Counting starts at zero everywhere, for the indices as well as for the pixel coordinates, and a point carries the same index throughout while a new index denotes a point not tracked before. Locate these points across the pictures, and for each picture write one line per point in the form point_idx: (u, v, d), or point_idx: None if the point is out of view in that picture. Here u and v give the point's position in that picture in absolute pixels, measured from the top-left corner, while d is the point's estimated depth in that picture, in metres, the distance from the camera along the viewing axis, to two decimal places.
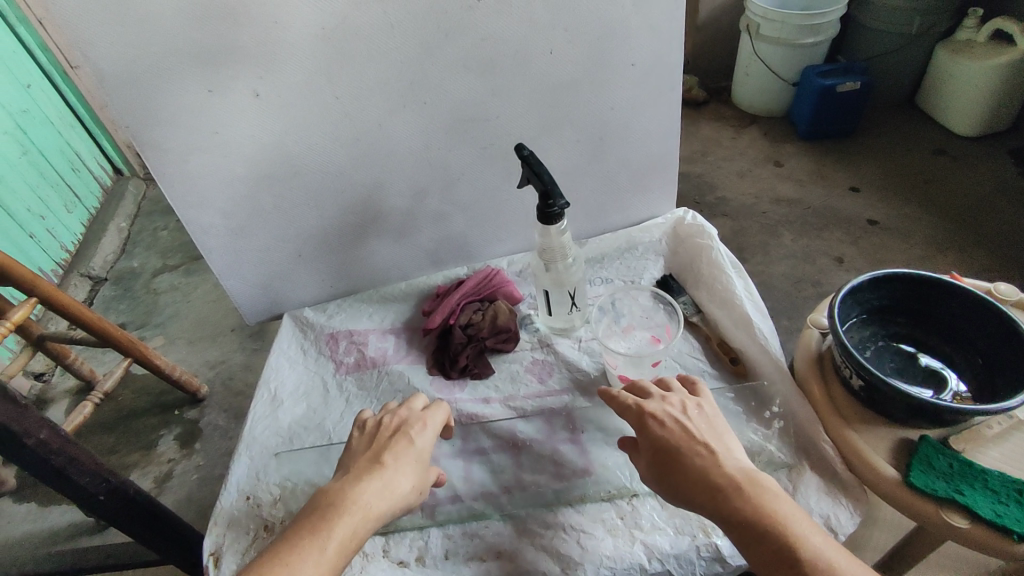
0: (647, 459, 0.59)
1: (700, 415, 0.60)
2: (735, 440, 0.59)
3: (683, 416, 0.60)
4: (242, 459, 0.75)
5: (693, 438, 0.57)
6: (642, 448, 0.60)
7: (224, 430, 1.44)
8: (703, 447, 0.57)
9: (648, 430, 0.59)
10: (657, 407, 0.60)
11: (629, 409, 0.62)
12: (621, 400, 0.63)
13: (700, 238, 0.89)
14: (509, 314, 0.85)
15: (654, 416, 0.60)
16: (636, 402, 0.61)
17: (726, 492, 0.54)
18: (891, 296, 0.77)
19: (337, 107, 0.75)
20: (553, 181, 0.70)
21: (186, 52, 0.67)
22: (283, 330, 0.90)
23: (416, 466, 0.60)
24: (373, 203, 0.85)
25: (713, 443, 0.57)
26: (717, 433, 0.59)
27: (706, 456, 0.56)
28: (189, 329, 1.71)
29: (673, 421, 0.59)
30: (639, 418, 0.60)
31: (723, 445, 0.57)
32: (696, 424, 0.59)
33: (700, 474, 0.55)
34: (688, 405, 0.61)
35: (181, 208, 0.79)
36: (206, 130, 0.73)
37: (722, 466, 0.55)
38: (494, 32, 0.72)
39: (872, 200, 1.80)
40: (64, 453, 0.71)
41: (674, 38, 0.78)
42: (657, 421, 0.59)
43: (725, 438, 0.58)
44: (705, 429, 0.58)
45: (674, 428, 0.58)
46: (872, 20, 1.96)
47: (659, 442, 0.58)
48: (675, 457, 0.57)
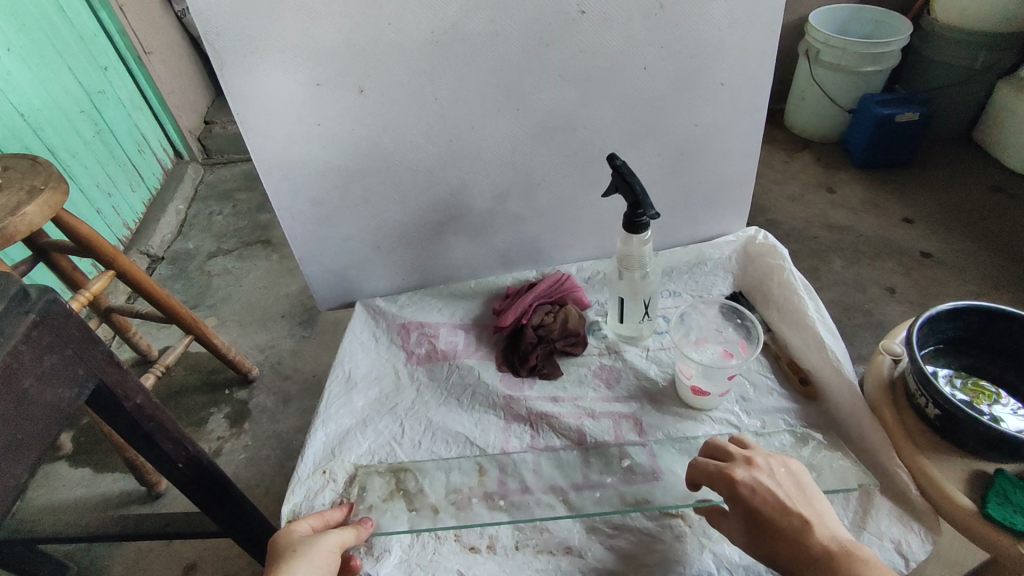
0: (743, 531, 0.59)
1: (788, 479, 0.60)
2: (827, 506, 0.59)
3: (774, 481, 0.60)
4: (317, 433, 0.78)
5: (786, 503, 0.58)
6: (735, 519, 0.60)
7: (272, 413, 1.48)
8: (796, 514, 0.57)
9: (739, 499, 0.59)
10: (742, 470, 0.61)
11: (716, 475, 0.62)
12: (707, 468, 0.63)
13: (772, 257, 0.89)
14: (579, 319, 0.87)
15: (741, 478, 0.60)
16: (723, 469, 0.61)
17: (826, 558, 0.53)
18: (969, 329, 0.77)
19: (435, 109, 0.78)
20: (643, 192, 0.72)
21: (303, 47, 0.71)
22: (356, 317, 0.93)
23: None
24: (454, 202, 0.88)
25: (804, 510, 0.57)
26: (810, 498, 0.59)
27: (799, 522, 0.56)
28: (239, 313, 1.76)
29: (764, 489, 0.59)
30: (729, 486, 0.60)
31: (815, 511, 0.57)
32: (786, 490, 0.59)
33: (795, 546, 0.55)
34: (777, 470, 0.61)
35: (277, 194, 0.83)
36: (311, 121, 0.77)
37: (815, 535, 0.55)
38: (592, 46, 0.75)
39: (927, 232, 1.78)
40: (155, 420, 0.74)
41: (765, 60, 0.80)
42: (748, 488, 0.59)
43: (817, 504, 0.58)
44: (796, 495, 0.59)
45: (766, 496, 0.58)
46: (935, 52, 1.95)
47: (753, 510, 0.58)
48: (771, 527, 0.57)
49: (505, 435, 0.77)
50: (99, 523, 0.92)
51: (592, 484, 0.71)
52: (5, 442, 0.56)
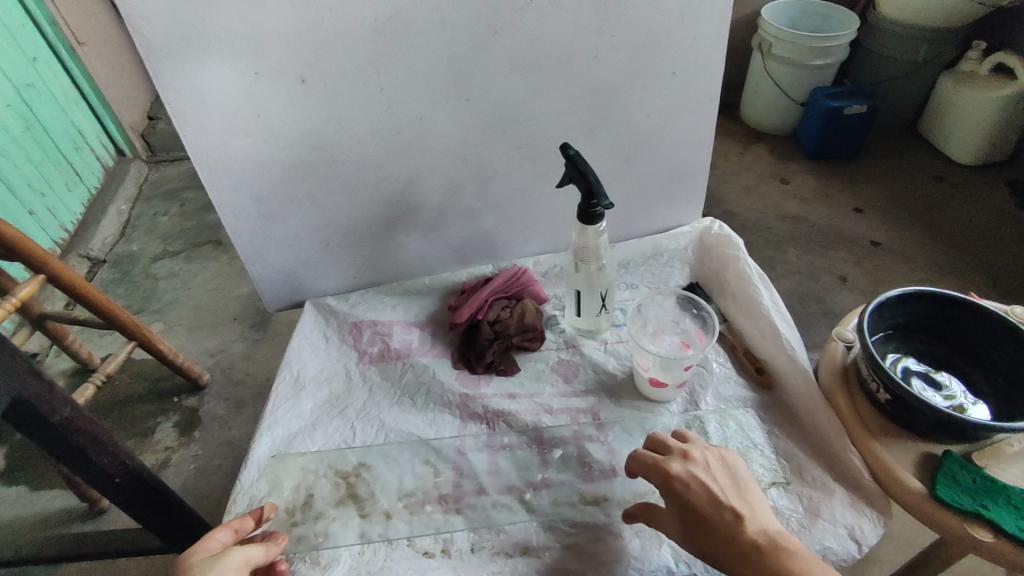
0: (675, 525, 0.58)
1: (723, 472, 0.60)
2: (761, 497, 0.59)
3: (709, 475, 0.59)
4: (262, 440, 0.73)
5: (720, 498, 0.57)
6: (668, 514, 0.59)
7: (223, 420, 1.42)
8: (729, 509, 0.56)
9: (673, 494, 0.58)
10: (678, 465, 0.60)
11: (652, 468, 0.61)
12: (643, 460, 0.62)
13: (727, 248, 0.89)
14: (536, 314, 0.85)
15: (676, 474, 0.59)
16: (660, 462, 0.60)
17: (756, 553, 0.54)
18: (917, 314, 0.78)
19: (382, 99, 0.75)
20: (598, 182, 0.70)
21: (238, 33, 0.67)
22: (305, 317, 0.89)
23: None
24: (405, 197, 0.85)
25: (737, 504, 0.57)
26: (743, 491, 0.58)
27: (732, 516, 0.56)
28: (188, 317, 1.68)
29: (699, 484, 0.58)
30: (665, 481, 0.59)
31: (748, 504, 0.57)
32: (721, 484, 0.58)
33: (726, 542, 0.55)
34: (711, 464, 0.60)
35: (215, 190, 0.78)
36: (249, 112, 0.73)
37: (748, 530, 0.55)
38: (542, 33, 0.73)
39: (876, 222, 1.83)
40: (88, 433, 0.68)
41: (716, 50, 0.79)
42: (683, 483, 0.58)
43: (751, 497, 0.58)
44: (730, 489, 0.58)
45: (700, 490, 0.58)
46: (880, 46, 2.00)
47: (687, 503, 0.57)
48: (703, 523, 0.56)
49: (461, 435, 0.75)
50: (29, 547, 0.86)
51: (550, 483, 0.70)
52: None
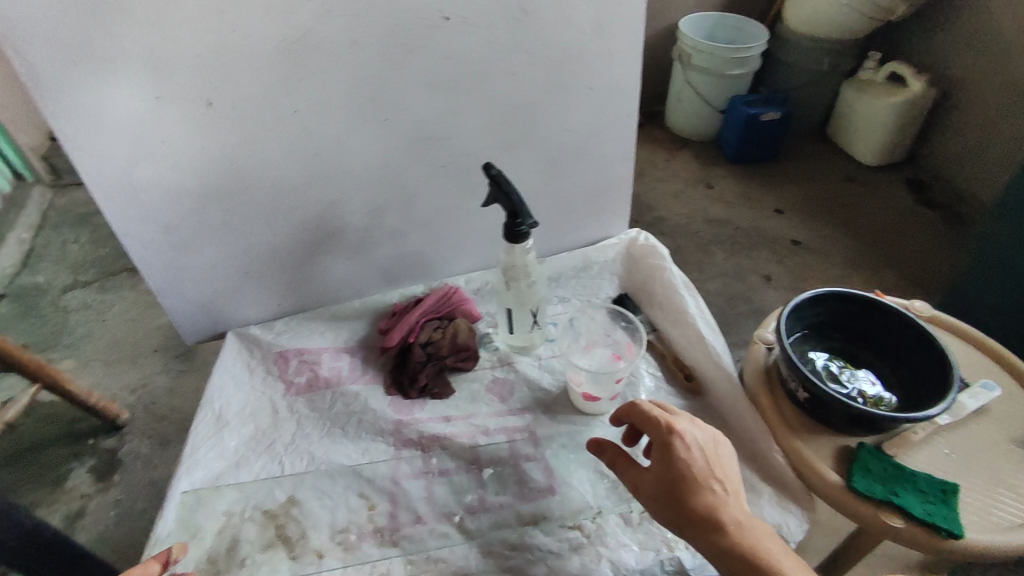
0: (653, 485, 0.58)
1: (723, 447, 0.59)
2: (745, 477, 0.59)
3: (711, 446, 0.58)
4: (180, 484, 0.69)
5: (716, 474, 0.56)
6: (650, 473, 0.58)
7: (146, 460, 1.33)
8: (720, 482, 0.56)
9: (668, 455, 0.57)
10: (686, 432, 0.59)
11: (656, 424, 0.59)
12: (650, 415, 0.60)
13: (653, 258, 0.92)
14: (469, 333, 0.84)
15: (681, 440, 0.58)
16: (669, 421, 0.59)
17: (724, 525, 0.54)
18: (829, 313, 0.82)
19: (296, 121, 0.72)
20: (522, 201, 0.70)
21: (132, 56, 0.63)
22: (226, 349, 0.85)
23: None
24: (328, 220, 0.82)
25: (729, 478, 0.57)
26: (735, 471, 0.58)
27: (718, 491, 0.56)
28: (103, 352, 1.57)
29: (700, 455, 0.57)
30: (665, 442, 0.58)
31: (737, 478, 0.57)
32: (718, 458, 0.58)
33: (701, 512, 0.55)
34: (716, 441, 0.59)
35: (118, 221, 0.73)
36: (150, 139, 0.68)
37: (730, 504, 0.55)
38: (459, 52, 0.73)
39: (794, 222, 1.93)
40: None
41: (630, 66, 0.81)
42: (685, 446, 0.58)
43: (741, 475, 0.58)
44: (726, 462, 0.58)
45: (699, 459, 0.57)
46: (790, 57, 2.12)
47: (679, 466, 0.57)
48: (687, 490, 0.56)
49: (396, 463, 0.73)
50: None
51: (488, 506, 0.69)
52: None
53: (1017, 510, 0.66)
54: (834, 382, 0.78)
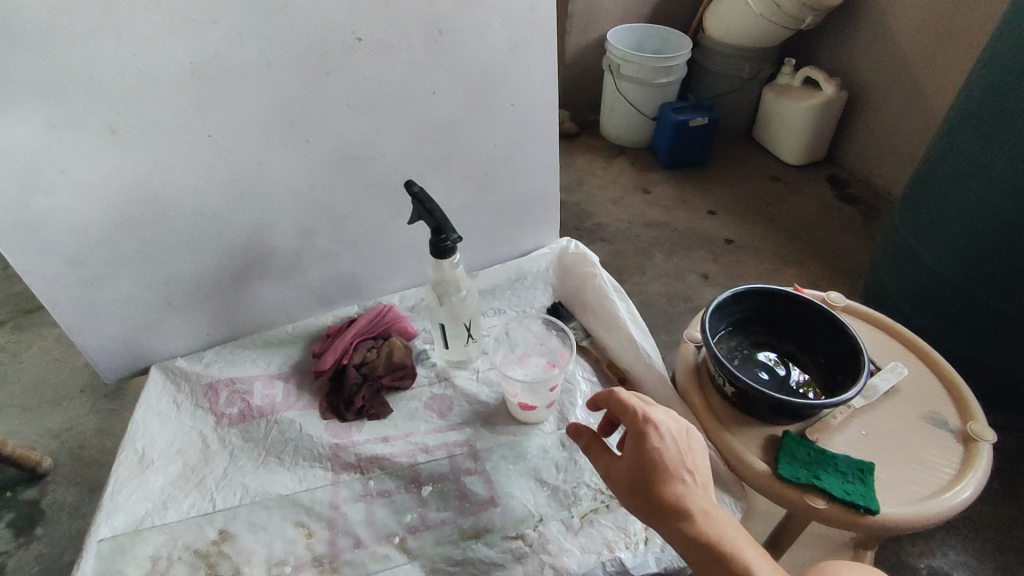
0: (624, 473, 0.56)
1: (696, 438, 0.58)
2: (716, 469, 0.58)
3: (684, 436, 0.57)
4: (101, 530, 0.66)
5: (687, 466, 0.55)
6: (621, 461, 0.57)
7: (75, 507, 1.26)
8: (691, 472, 0.55)
9: (641, 444, 0.56)
10: (662, 422, 0.57)
11: (631, 413, 0.58)
12: (624, 402, 0.58)
13: (584, 265, 0.94)
14: (405, 350, 0.84)
15: (656, 429, 0.56)
16: (643, 409, 0.57)
17: (691, 515, 0.53)
18: (751, 309, 0.85)
19: (211, 146, 0.71)
20: (445, 217, 0.71)
21: (26, 85, 0.60)
22: (150, 384, 0.81)
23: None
24: (253, 245, 0.81)
25: (700, 468, 0.55)
26: (707, 462, 0.56)
27: (689, 481, 0.54)
28: (22, 396, 1.48)
29: (673, 445, 0.56)
30: (639, 431, 0.56)
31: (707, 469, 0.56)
32: (690, 448, 0.56)
33: (671, 502, 0.54)
34: (689, 432, 0.57)
35: (21, 257, 0.70)
36: (52, 169, 0.66)
37: (698, 494, 0.54)
38: (376, 73, 0.73)
39: (726, 222, 2.01)
40: None
41: (550, 81, 0.83)
42: (657, 434, 0.56)
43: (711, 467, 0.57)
44: (697, 453, 0.56)
45: (670, 450, 0.55)
46: (713, 64, 2.22)
47: (651, 456, 0.55)
48: (658, 479, 0.54)
49: (334, 487, 0.72)
50: None
51: (430, 524, 0.69)
52: None
53: (930, 482, 0.70)
54: (761, 373, 0.82)
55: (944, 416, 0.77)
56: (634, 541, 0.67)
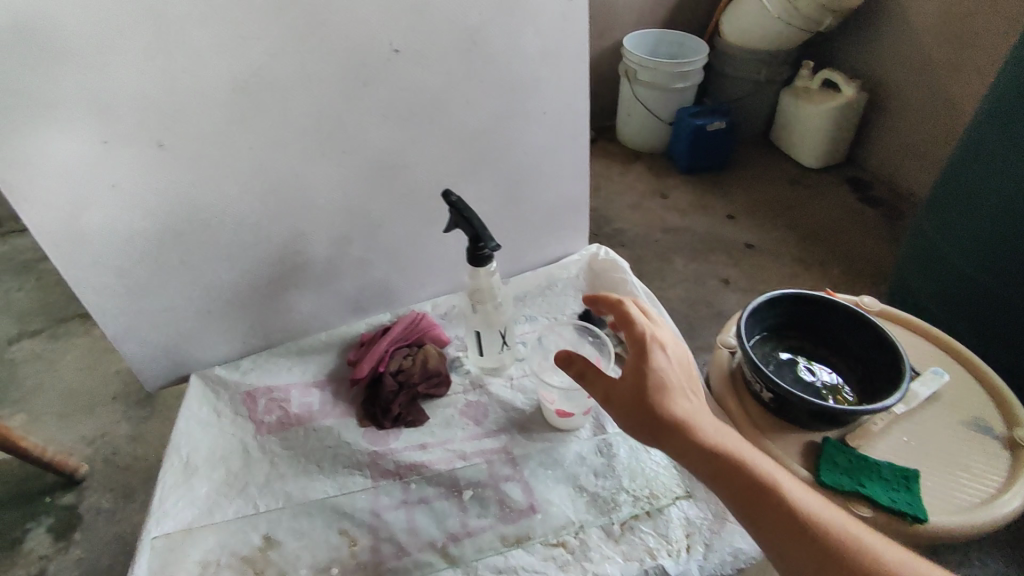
0: (627, 388, 0.58)
1: (687, 361, 0.61)
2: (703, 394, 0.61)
3: (677, 358, 0.60)
4: (150, 533, 0.67)
5: (684, 385, 0.58)
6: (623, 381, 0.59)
7: (110, 514, 1.28)
8: (688, 386, 0.58)
9: (644, 359, 0.59)
10: (661, 341, 0.60)
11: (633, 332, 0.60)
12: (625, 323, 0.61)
13: (615, 272, 0.94)
14: (440, 358, 0.85)
15: (656, 347, 0.59)
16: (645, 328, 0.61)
17: (693, 427, 0.55)
18: (785, 314, 0.85)
19: (251, 158, 0.72)
20: (483, 225, 0.72)
21: (79, 102, 0.62)
22: (190, 393, 0.82)
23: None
24: (290, 254, 0.82)
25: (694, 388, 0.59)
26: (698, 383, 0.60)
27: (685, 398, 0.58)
28: (56, 404, 1.51)
29: (673, 364, 0.59)
30: (642, 347, 0.59)
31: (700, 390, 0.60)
32: (684, 369, 0.60)
33: (674, 417, 0.56)
34: (682, 355, 0.61)
35: (69, 268, 0.71)
36: (101, 183, 0.67)
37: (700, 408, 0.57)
38: (412, 83, 0.74)
39: (746, 226, 2.00)
40: None
41: (582, 88, 0.84)
42: (658, 353, 0.59)
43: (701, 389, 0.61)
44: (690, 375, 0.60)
45: (670, 365, 0.59)
46: (730, 68, 2.21)
47: (653, 370, 0.58)
48: (658, 396, 0.57)
49: (375, 494, 0.72)
50: None
51: (470, 531, 0.69)
52: None
53: (975, 491, 0.69)
54: (797, 378, 0.81)
55: (987, 422, 0.76)
56: (675, 548, 0.67)
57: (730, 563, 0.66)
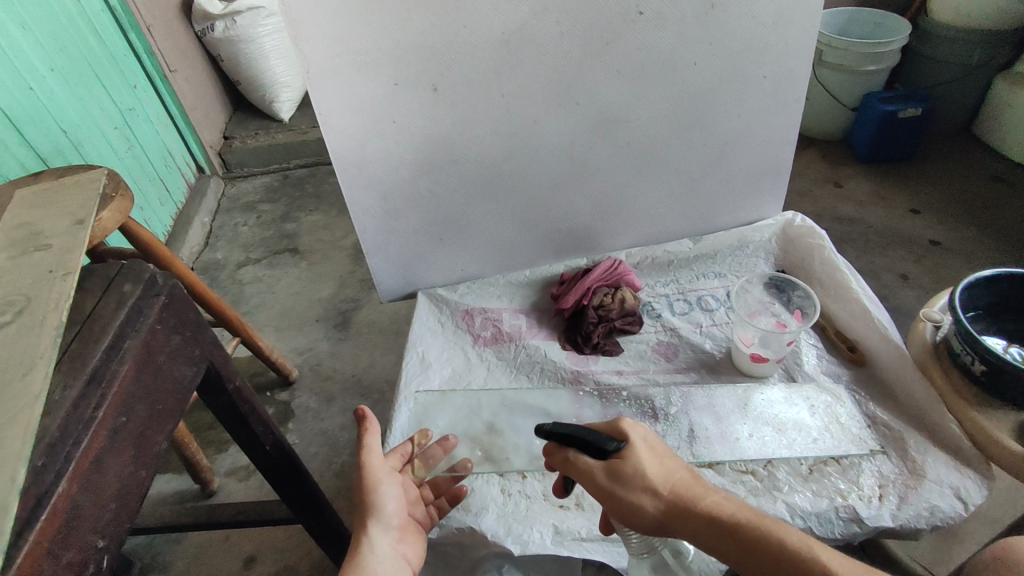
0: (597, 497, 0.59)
1: (644, 445, 0.60)
2: (669, 462, 0.59)
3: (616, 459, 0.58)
4: (402, 407, 0.83)
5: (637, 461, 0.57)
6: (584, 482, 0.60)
7: (316, 412, 1.53)
8: (631, 478, 0.57)
9: (589, 476, 0.59)
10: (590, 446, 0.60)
11: (574, 458, 0.60)
12: (568, 452, 0.61)
13: (811, 238, 0.98)
14: (635, 301, 0.94)
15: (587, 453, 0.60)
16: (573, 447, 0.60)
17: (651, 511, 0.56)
18: (1001, 294, 0.82)
19: (501, 104, 0.84)
20: (586, 437, 0.59)
21: (388, 53, 0.76)
22: (420, 305, 0.98)
23: (396, 522, 0.64)
24: (515, 193, 0.93)
25: (646, 469, 0.57)
26: (649, 454, 0.59)
27: (643, 473, 0.57)
28: (274, 319, 1.81)
29: (610, 465, 0.58)
30: (577, 463, 0.60)
31: (656, 465, 0.58)
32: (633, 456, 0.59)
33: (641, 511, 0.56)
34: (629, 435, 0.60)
35: (350, 188, 0.88)
36: (387, 119, 0.82)
37: (648, 501, 0.56)
38: (647, 43, 0.81)
39: (933, 222, 1.85)
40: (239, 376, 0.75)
41: (805, 54, 0.87)
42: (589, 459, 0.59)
43: (662, 460, 0.59)
44: (642, 455, 0.58)
45: (599, 471, 0.58)
46: (933, 50, 2.02)
47: (596, 486, 0.58)
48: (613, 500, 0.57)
49: (579, 406, 0.83)
50: (169, 518, 0.87)
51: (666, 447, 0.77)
52: (149, 413, 0.56)
53: None
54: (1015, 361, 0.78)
55: None
56: (867, 494, 0.71)
57: (927, 517, 0.68)
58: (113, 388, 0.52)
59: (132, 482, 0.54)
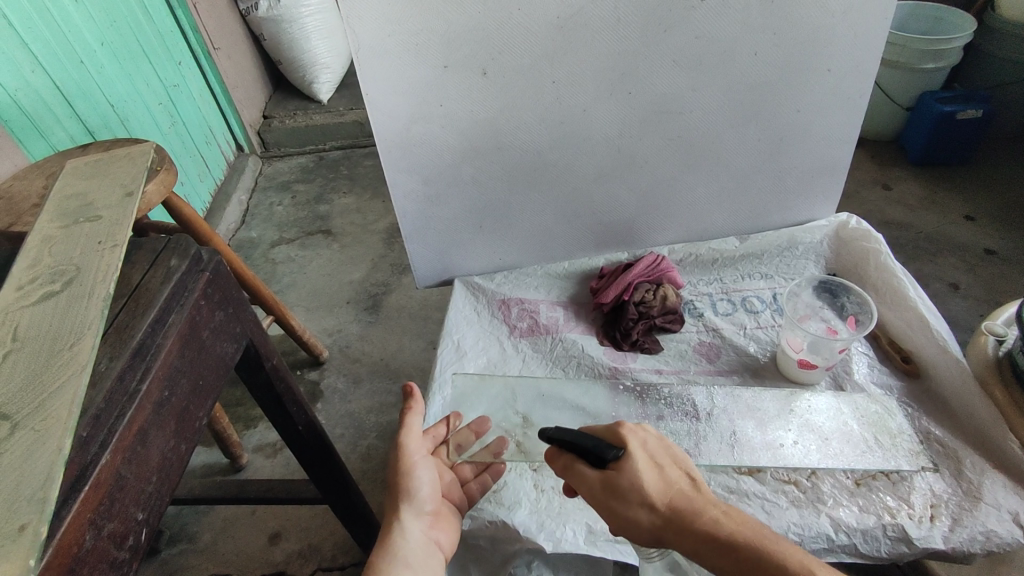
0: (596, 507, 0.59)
1: (644, 456, 0.58)
2: (668, 473, 0.58)
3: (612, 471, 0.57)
4: (438, 394, 0.82)
5: (633, 473, 0.56)
6: (581, 490, 0.59)
7: (344, 394, 1.54)
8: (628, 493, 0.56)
9: (586, 485, 0.58)
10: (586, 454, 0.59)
11: (572, 466, 0.60)
12: (567, 459, 0.61)
13: (866, 242, 0.94)
14: (677, 298, 0.91)
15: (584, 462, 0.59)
16: (572, 455, 0.60)
17: (646, 525, 0.55)
18: None
19: (550, 91, 0.81)
20: (585, 445, 0.58)
21: (439, 34, 0.74)
22: (456, 293, 0.97)
23: (429, 506, 0.64)
24: (559, 183, 0.91)
25: (641, 482, 0.56)
26: (646, 465, 0.57)
27: (641, 487, 0.56)
28: (305, 299, 1.82)
29: (606, 476, 0.57)
30: (574, 472, 0.60)
31: (652, 477, 0.57)
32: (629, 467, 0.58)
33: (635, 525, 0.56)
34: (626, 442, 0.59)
35: (393, 170, 0.86)
36: (433, 102, 0.80)
37: (643, 516, 0.55)
38: (706, 31, 0.78)
39: (988, 230, 1.77)
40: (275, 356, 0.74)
41: (874, 48, 0.82)
42: (586, 468, 0.59)
43: (661, 472, 0.57)
44: (640, 467, 0.57)
45: (596, 483, 0.58)
46: (998, 50, 1.92)
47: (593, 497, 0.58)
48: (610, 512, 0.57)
49: (615, 404, 0.80)
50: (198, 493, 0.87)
51: (705, 452, 0.75)
52: (191, 388, 0.57)
53: None
54: None
55: None
56: (918, 514, 0.67)
57: (982, 543, 0.65)
58: (157, 362, 0.52)
59: (174, 456, 0.54)
